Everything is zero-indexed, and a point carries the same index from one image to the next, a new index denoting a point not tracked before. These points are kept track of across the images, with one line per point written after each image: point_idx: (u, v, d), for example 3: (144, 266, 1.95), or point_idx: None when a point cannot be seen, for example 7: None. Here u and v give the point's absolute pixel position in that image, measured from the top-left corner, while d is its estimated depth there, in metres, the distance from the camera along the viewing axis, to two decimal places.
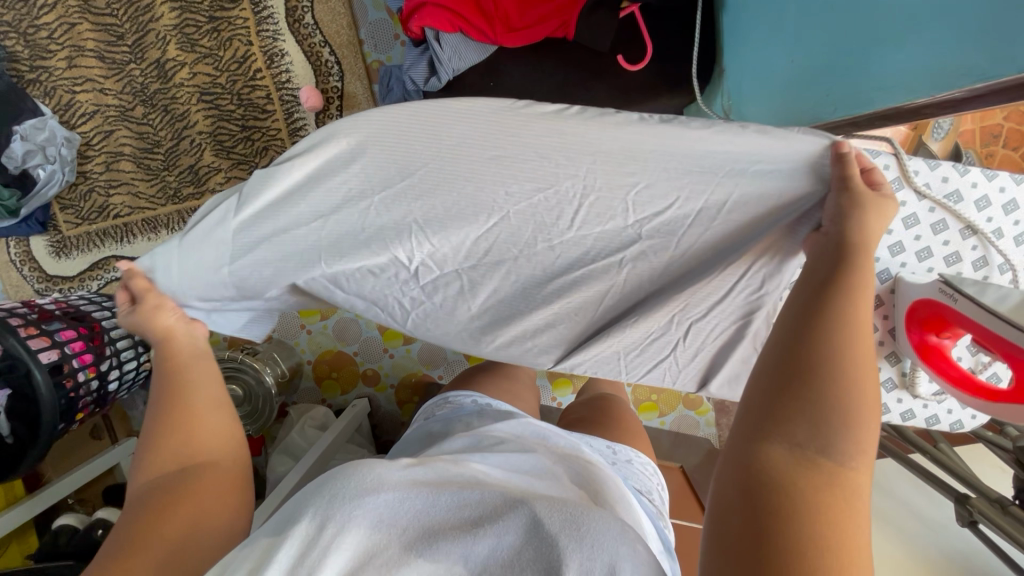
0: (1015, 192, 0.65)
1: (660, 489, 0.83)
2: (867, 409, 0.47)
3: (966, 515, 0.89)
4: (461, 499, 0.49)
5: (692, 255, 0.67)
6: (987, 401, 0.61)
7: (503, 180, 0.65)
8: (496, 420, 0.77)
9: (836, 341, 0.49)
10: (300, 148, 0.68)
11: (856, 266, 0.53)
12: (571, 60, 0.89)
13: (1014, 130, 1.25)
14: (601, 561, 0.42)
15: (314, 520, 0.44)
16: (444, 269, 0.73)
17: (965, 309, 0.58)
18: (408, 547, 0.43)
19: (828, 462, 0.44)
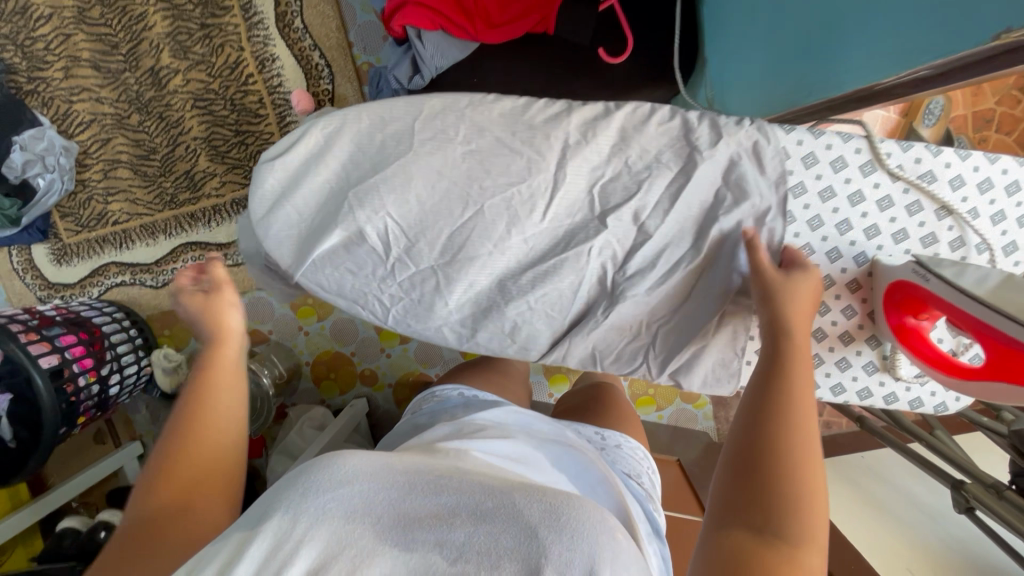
0: (989, 170, 0.65)
1: (650, 473, 0.83)
2: (814, 488, 0.48)
3: (963, 501, 0.88)
4: (438, 485, 0.48)
5: (664, 244, 0.69)
6: (958, 381, 0.60)
7: (478, 176, 0.70)
8: (479, 409, 0.78)
9: (779, 425, 0.52)
10: (284, 143, 0.73)
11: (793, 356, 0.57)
12: (553, 55, 0.89)
13: (1007, 115, 1.23)
14: (581, 550, 0.41)
15: (287, 514, 0.44)
16: (420, 264, 0.74)
17: (938, 289, 0.58)
18: (382, 538, 0.43)
19: (783, 542, 0.45)
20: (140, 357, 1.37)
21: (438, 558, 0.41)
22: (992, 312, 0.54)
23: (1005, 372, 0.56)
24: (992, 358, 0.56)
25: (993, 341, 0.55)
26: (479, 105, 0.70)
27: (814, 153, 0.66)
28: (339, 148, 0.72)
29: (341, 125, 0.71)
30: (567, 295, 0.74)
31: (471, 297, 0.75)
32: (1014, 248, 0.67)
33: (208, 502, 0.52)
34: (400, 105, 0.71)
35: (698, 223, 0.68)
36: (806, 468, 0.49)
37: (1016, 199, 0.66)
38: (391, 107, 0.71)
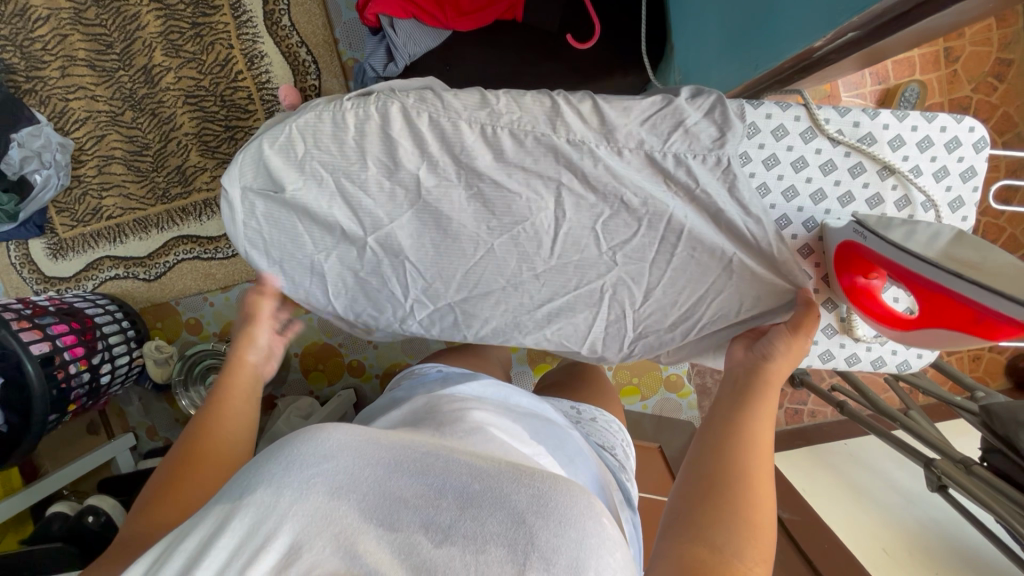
0: (927, 129, 0.67)
1: (625, 445, 0.83)
2: (752, 505, 0.52)
3: (935, 479, 0.88)
4: (423, 463, 0.43)
5: (623, 218, 0.71)
6: (901, 334, 0.63)
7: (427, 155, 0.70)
8: (457, 384, 0.74)
9: (730, 447, 0.57)
10: (326, 180, 0.72)
11: (761, 400, 0.62)
12: (522, 41, 0.92)
13: (983, 102, 1.24)
14: (569, 539, 0.37)
15: (269, 490, 0.39)
16: (438, 303, 0.79)
17: (877, 247, 0.60)
18: (367, 515, 0.38)
19: (721, 554, 0.48)
20: (132, 348, 1.40)
21: (423, 539, 0.37)
22: (987, 292, 0.51)
23: (940, 318, 0.58)
24: (926, 305, 0.58)
25: (936, 294, 0.56)
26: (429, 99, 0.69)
27: (755, 124, 0.68)
28: (343, 168, 0.71)
29: (302, 120, 0.71)
30: (529, 273, 0.75)
31: (438, 269, 0.76)
32: (960, 203, 0.69)
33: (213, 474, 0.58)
34: (354, 100, 0.71)
35: (679, 205, 0.69)
36: (760, 498, 0.53)
37: (957, 154, 0.67)
38: (343, 104, 0.70)
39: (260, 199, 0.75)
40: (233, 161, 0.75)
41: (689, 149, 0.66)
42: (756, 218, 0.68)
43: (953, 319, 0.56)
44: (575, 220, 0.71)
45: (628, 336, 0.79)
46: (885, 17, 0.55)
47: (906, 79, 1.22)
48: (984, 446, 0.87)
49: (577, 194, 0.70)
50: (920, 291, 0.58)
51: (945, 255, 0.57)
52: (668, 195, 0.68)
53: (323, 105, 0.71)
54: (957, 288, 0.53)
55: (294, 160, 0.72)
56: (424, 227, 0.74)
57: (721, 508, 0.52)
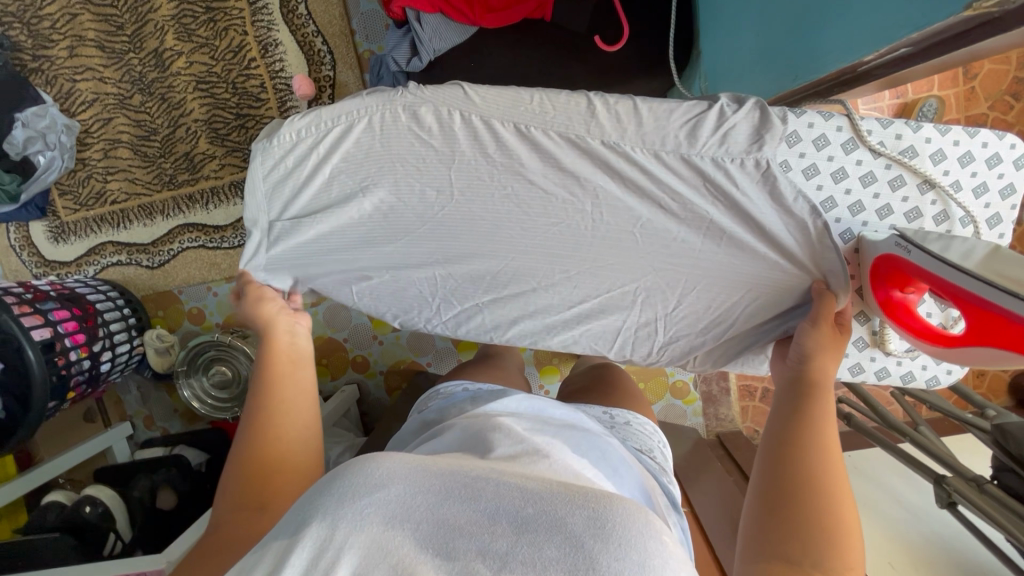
0: (969, 144, 0.66)
1: (661, 446, 0.83)
2: (835, 514, 0.49)
3: (945, 496, 0.88)
4: (473, 488, 0.42)
5: (652, 226, 0.70)
6: (942, 350, 0.62)
7: (454, 156, 0.68)
8: (488, 402, 0.72)
9: (807, 450, 0.54)
10: (365, 175, 0.70)
11: (817, 396, 0.59)
12: (549, 42, 0.91)
13: (1000, 120, 1.25)
14: (630, 561, 0.37)
15: (324, 521, 0.39)
16: (466, 303, 0.80)
17: (921, 260, 0.59)
18: (424, 544, 0.38)
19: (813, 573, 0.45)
20: (133, 336, 1.37)
21: (481, 567, 0.36)
22: None
23: (987, 337, 0.56)
24: (971, 322, 0.57)
25: (985, 311, 0.55)
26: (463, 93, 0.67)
27: (796, 132, 0.67)
28: (378, 160, 0.69)
29: (320, 134, 0.69)
30: (551, 274, 0.75)
31: (461, 271, 0.75)
32: (997, 220, 0.68)
33: (285, 486, 0.56)
34: (375, 97, 0.68)
35: (717, 211, 0.68)
36: (837, 504, 0.50)
37: (997, 171, 0.67)
38: (365, 105, 0.68)
39: (290, 229, 0.74)
40: (250, 196, 0.73)
41: (730, 155, 0.64)
42: (803, 224, 0.66)
43: (1001, 338, 0.55)
44: (603, 222, 0.70)
45: (658, 339, 0.80)
46: (942, 35, 0.53)
47: (925, 94, 1.22)
48: (995, 465, 0.88)
49: (608, 198, 0.69)
50: (963, 304, 0.57)
51: (990, 267, 0.57)
52: (709, 200, 0.67)
53: (337, 111, 0.68)
54: (994, 298, 0.53)
55: (322, 174, 0.71)
56: (446, 228, 0.72)
57: (801, 523, 0.48)
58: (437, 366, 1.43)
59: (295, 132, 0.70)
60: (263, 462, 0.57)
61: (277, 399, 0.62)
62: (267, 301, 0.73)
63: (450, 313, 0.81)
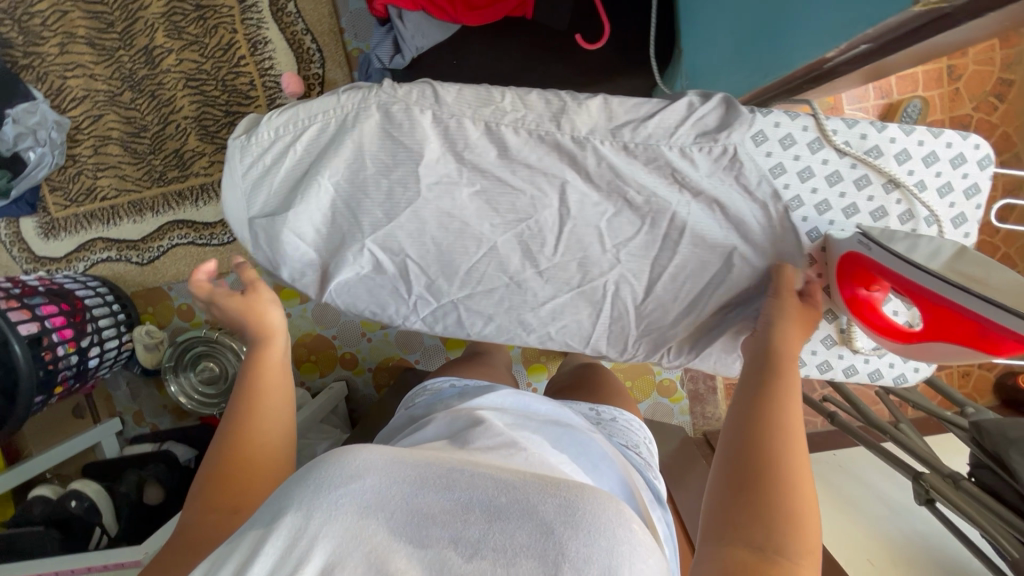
0: (933, 144, 0.67)
1: (646, 443, 0.83)
2: (800, 503, 0.49)
3: (923, 493, 0.89)
4: (451, 478, 0.43)
5: (627, 223, 0.71)
6: (901, 346, 0.63)
7: (426, 150, 0.68)
8: (477, 395, 0.73)
9: (776, 437, 0.54)
10: (338, 171, 0.70)
11: (782, 380, 0.60)
12: (531, 39, 0.92)
13: (984, 121, 1.25)
14: (599, 547, 0.38)
15: (299, 512, 0.39)
16: (442, 300, 0.80)
17: (879, 257, 0.60)
18: (397, 533, 0.39)
19: (783, 560, 0.45)
20: (122, 332, 1.38)
21: (452, 554, 0.37)
22: (995, 309, 0.51)
23: (942, 332, 0.59)
24: (930, 318, 0.59)
25: (938, 306, 0.56)
26: (440, 90, 0.67)
27: (763, 131, 0.67)
28: (347, 157, 0.70)
29: (297, 132, 0.70)
30: (529, 270, 0.75)
31: (439, 266, 0.76)
32: (963, 219, 0.69)
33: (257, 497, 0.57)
34: (350, 97, 0.68)
35: (687, 205, 0.68)
36: (802, 493, 0.50)
37: (961, 171, 0.67)
38: (341, 105, 0.68)
39: (267, 226, 0.74)
40: (229, 193, 0.74)
41: (696, 145, 0.65)
42: (768, 211, 0.68)
43: (956, 334, 0.57)
44: (578, 218, 0.71)
45: (634, 334, 0.81)
46: (898, 31, 0.54)
47: (909, 95, 1.23)
48: (974, 462, 0.88)
49: (582, 192, 0.69)
50: (917, 299, 0.58)
51: (952, 270, 0.58)
52: (679, 196, 0.68)
53: (314, 109, 0.69)
54: (962, 302, 0.53)
55: (298, 170, 0.71)
56: (423, 224, 0.73)
57: (768, 508, 0.48)
58: (425, 364, 1.43)
59: (272, 130, 0.70)
60: (236, 463, 0.58)
61: (257, 404, 0.62)
62: (275, 306, 0.69)
63: (427, 311, 0.82)
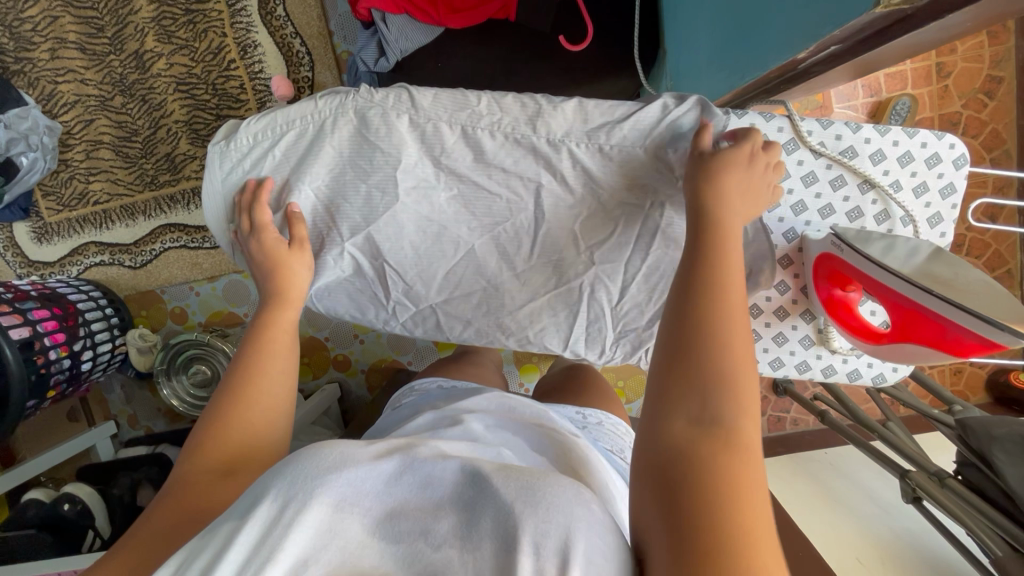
0: (908, 145, 0.67)
1: (632, 446, 0.83)
2: (738, 368, 0.49)
3: (910, 491, 0.89)
4: (425, 473, 0.44)
5: (607, 224, 0.71)
6: (872, 347, 0.63)
7: (403, 153, 0.68)
8: (463, 397, 0.74)
9: (718, 300, 0.52)
10: (316, 175, 0.71)
11: (719, 238, 0.57)
12: (515, 41, 0.92)
13: (973, 118, 1.25)
14: (556, 523, 0.38)
15: (278, 501, 0.40)
16: (420, 306, 0.81)
17: (853, 261, 0.61)
18: (372, 531, 0.40)
19: (724, 430, 0.46)
20: (115, 336, 1.38)
21: (422, 547, 0.38)
22: (968, 317, 0.52)
23: (913, 335, 0.58)
24: (898, 322, 0.59)
25: (905, 308, 0.57)
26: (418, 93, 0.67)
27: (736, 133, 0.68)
28: (326, 162, 0.70)
29: (275, 137, 0.70)
30: (511, 272, 0.76)
31: (420, 267, 0.76)
32: (938, 219, 0.69)
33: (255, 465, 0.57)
34: (328, 102, 0.68)
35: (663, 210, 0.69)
36: (739, 352, 0.50)
37: (936, 171, 0.67)
38: (319, 110, 0.69)
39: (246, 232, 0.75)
40: (208, 200, 0.74)
41: (670, 146, 0.65)
42: None
43: (925, 337, 0.57)
44: (558, 220, 0.71)
45: (609, 335, 0.81)
46: (866, 31, 0.54)
47: (898, 92, 1.23)
48: (959, 459, 0.88)
49: (561, 193, 0.69)
50: (885, 302, 0.59)
51: (926, 271, 0.59)
52: (653, 203, 0.68)
53: (292, 114, 0.69)
54: (931, 304, 0.54)
55: (277, 175, 0.72)
56: (404, 227, 0.73)
57: (711, 385, 0.48)
58: (417, 365, 1.44)
59: (251, 135, 0.71)
60: (237, 421, 0.59)
61: (263, 370, 0.63)
62: (299, 273, 0.71)
63: (407, 316, 0.83)
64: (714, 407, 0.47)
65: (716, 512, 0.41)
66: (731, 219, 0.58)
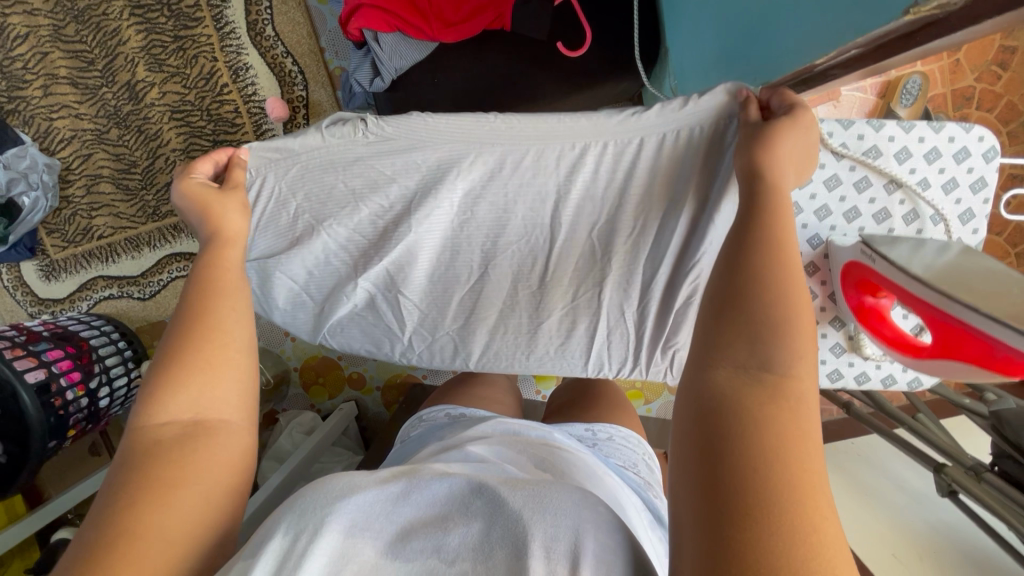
0: (935, 140, 0.64)
1: (647, 459, 0.81)
2: (796, 308, 0.41)
3: (945, 486, 0.86)
4: (430, 497, 0.43)
5: (623, 240, 0.68)
6: (914, 360, 0.61)
7: (400, 175, 0.66)
8: (468, 425, 0.72)
9: (771, 234, 0.44)
10: (327, 212, 0.70)
11: (770, 176, 0.48)
12: (511, 51, 0.90)
13: (988, 91, 1.21)
14: (564, 525, 0.38)
15: (290, 533, 0.38)
16: (439, 332, 0.79)
17: (883, 269, 0.59)
18: (382, 552, 0.38)
19: (773, 377, 0.38)
20: (130, 369, 1.38)
21: (435, 563, 0.37)
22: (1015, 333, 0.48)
23: (961, 352, 0.55)
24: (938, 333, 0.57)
25: (949, 325, 0.54)
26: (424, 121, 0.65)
27: None
28: (337, 199, 0.69)
29: (280, 175, 0.68)
30: (525, 295, 0.74)
31: (429, 289, 0.75)
32: (970, 215, 0.66)
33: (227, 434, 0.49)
34: (334, 136, 0.64)
35: (687, 218, 0.64)
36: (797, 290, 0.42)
37: (966, 165, 0.65)
38: (324, 145, 0.65)
39: (260, 270, 0.74)
40: None
41: None
42: None
43: (975, 355, 0.54)
44: (571, 239, 0.69)
45: (633, 345, 0.77)
46: (889, 36, 0.51)
47: (909, 70, 1.18)
48: (995, 451, 0.85)
49: (576, 208, 0.67)
50: (923, 315, 0.57)
51: (957, 266, 0.57)
52: (677, 209, 0.64)
53: (295, 150, 0.66)
54: (969, 319, 0.52)
55: (284, 214, 0.71)
56: (414, 256, 0.72)
57: (762, 323, 0.40)
58: (432, 378, 1.42)
59: (254, 174, 0.68)
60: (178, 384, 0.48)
61: (214, 322, 0.52)
62: (235, 211, 0.61)
63: (423, 345, 0.82)
64: (771, 361, 0.39)
65: (777, 493, 0.32)
66: (786, 165, 0.50)
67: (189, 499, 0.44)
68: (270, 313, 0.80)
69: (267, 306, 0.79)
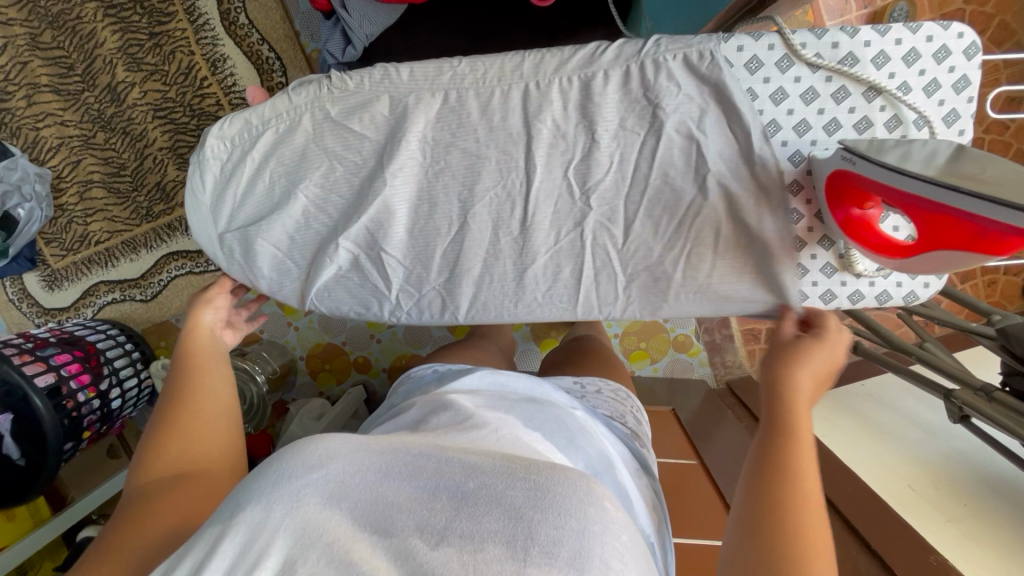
0: (912, 41, 0.62)
1: (635, 412, 0.80)
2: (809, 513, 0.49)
3: (956, 411, 0.85)
4: (417, 466, 0.42)
5: (602, 176, 0.67)
6: (900, 262, 0.60)
7: (371, 131, 0.68)
8: (453, 379, 0.70)
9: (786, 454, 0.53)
10: (304, 169, 0.70)
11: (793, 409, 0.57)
12: (482, 8, 0.89)
13: (979, 13, 1.18)
14: (569, 528, 0.36)
15: (257, 510, 0.37)
16: (425, 288, 0.76)
17: (864, 169, 0.58)
18: (360, 524, 0.37)
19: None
20: (139, 370, 1.40)
21: (419, 543, 0.36)
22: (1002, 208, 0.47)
23: (940, 241, 0.54)
24: (925, 228, 0.55)
25: (934, 213, 0.53)
26: (390, 72, 0.66)
27: (727, 59, 0.63)
28: (312, 156, 0.69)
29: (253, 139, 0.70)
30: (513, 246, 0.72)
31: (413, 248, 0.73)
32: (955, 116, 0.64)
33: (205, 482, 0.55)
34: (301, 95, 0.68)
35: (662, 143, 0.65)
36: (803, 493, 0.50)
37: (947, 65, 0.63)
38: (292, 106, 0.68)
39: (241, 237, 0.75)
40: (195, 213, 0.75)
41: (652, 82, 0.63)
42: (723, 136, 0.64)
43: (955, 239, 0.53)
44: (548, 180, 0.68)
45: (621, 283, 0.73)
46: None
47: None
48: (1005, 371, 0.83)
49: (550, 147, 0.67)
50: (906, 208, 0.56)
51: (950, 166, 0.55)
52: (651, 137, 0.65)
53: (266, 115, 0.69)
54: (952, 202, 0.50)
55: (262, 178, 0.72)
56: (393, 214, 0.71)
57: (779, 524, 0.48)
58: None
59: (226, 140, 0.71)
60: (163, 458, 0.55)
61: (194, 400, 0.60)
62: (207, 305, 0.71)
63: (411, 303, 0.78)
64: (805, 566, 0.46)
65: None
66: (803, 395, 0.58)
67: (164, 526, 0.49)
68: (254, 285, 0.79)
69: (251, 278, 0.78)
